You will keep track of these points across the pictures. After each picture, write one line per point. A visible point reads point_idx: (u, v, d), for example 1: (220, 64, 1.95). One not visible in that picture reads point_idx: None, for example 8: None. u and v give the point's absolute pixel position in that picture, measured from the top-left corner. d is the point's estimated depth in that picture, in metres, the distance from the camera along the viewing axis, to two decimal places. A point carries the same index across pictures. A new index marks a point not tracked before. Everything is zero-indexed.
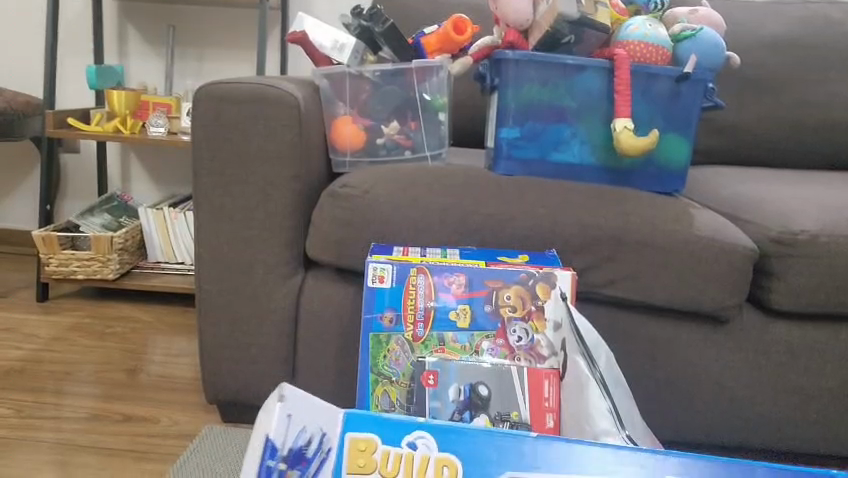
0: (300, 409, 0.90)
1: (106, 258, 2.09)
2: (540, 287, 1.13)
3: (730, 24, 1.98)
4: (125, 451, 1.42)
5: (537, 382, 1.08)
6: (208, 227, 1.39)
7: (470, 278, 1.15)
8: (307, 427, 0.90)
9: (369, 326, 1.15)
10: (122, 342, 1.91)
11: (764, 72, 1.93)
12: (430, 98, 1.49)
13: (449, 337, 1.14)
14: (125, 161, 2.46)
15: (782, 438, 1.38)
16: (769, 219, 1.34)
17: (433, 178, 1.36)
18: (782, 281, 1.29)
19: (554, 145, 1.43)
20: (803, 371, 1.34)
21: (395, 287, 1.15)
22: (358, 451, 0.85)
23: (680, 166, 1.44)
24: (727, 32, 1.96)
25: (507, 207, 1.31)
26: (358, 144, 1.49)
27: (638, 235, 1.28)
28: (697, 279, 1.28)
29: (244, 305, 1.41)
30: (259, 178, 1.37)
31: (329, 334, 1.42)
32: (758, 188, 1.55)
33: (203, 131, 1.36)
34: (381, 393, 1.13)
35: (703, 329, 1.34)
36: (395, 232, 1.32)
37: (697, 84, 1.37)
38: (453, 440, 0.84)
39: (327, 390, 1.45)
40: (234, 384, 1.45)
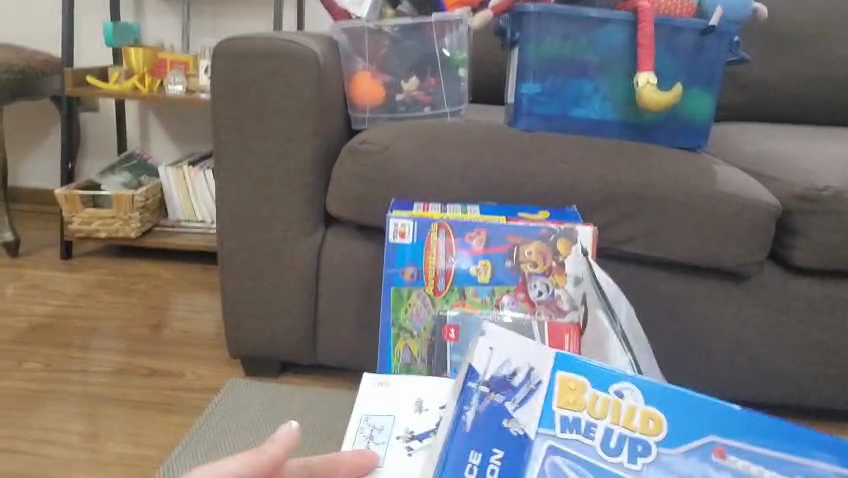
0: (499, 343, 0.91)
1: (127, 217, 2.11)
2: (562, 243, 1.14)
3: None
4: (152, 404, 1.45)
5: (558, 337, 1.07)
6: (229, 183, 1.40)
7: (490, 233, 1.15)
8: (513, 360, 0.89)
9: (391, 281, 1.16)
10: (145, 298, 1.95)
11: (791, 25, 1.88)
12: (450, 53, 1.48)
13: (470, 292, 1.15)
14: (145, 119, 2.46)
15: (802, 395, 1.38)
16: (794, 175, 1.33)
17: (454, 134, 1.36)
18: (806, 237, 1.28)
19: (575, 101, 1.40)
20: (825, 328, 1.34)
21: (416, 243, 1.16)
22: (565, 389, 0.84)
23: (703, 122, 1.42)
24: None
25: (527, 163, 1.30)
26: (376, 99, 1.48)
27: (660, 192, 1.27)
28: (718, 236, 1.28)
29: (266, 261, 1.43)
30: (279, 135, 1.37)
31: (350, 290, 1.43)
32: (784, 144, 1.52)
33: (223, 88, 1.36)
34: (403, 347, 1.15)
35: (724, 286, 1.34)
36: (415, 189, 1.32)
37: (722, 38, 1.35)
38: (666, 397, 0.82)
39: (348, 346, 1.47)
40: (256, 339, 1.47)
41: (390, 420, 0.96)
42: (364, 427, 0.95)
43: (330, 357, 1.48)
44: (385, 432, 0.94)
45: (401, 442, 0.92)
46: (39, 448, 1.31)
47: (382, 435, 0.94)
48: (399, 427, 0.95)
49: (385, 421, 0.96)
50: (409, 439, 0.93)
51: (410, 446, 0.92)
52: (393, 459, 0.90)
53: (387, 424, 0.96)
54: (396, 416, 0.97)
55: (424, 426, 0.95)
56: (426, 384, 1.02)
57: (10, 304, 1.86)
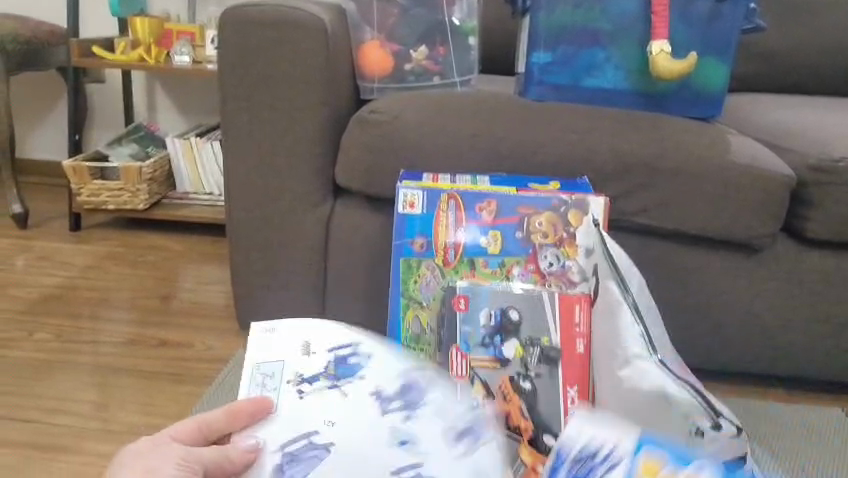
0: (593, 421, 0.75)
1: (135, 189, 2.11)
2: (573, 214, 1.13)
3: None
4: (162, 374, 1.46)
5: (568, 309, 1.08)
6: (237, 154, 1.39)
7: (500, 203, 1.14)
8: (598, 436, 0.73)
9: (400, 251, 1.15)
10: (154, 270, 1.95)
11: None
12: (459, 22, 1.48)
13: (480, 263, 1.14)
14: (152, 91, 2.44)
15: (814, 367, 1.37)
16: (810, 146, 1.31)
17: (461, 104, 1.34)
18: (820, 209, 1.26)
19: (587, 69, 1.38)
20: (838, 301, 1.32)
21: (426, 214, 1.15)
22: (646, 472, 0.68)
23: (717, 90, 1.39)
24: None
25: (538, 133, 1.29)
26: (385, 69, 1.46)
27: (671, 163, 1.25)
28: (731, 208, 1.26)
29: (274, 232, 1.42)
30: (287, 105, 1.36)
31: (358, 262, 1.43)
32: (799, 115, 1.50)
33: (230, 56, 1.34)
34: (412, 318, 1.15)
35: (736, 258, 1.32)
36: (424, 160, 1.31)
37: (739, 5, 1.32)
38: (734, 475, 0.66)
39: (357, 317, 1.46)
40: (265, 311, 1.47)
41: (280, 367, 0.90)
42: (255, 376, 0.89)
43: None
44: (275, 378, 0.88)
45: (292, 386, 0.86)
46: (51, 417, 1.32)
47: (273, 381, 0.88)
48: (291, 370, 0.88)
49: (276, 368, 0.89)
50: (300, 383, 0.86)
51: (301, 390, 0.85)
52: (286, 404, 0.83)
53: (278, 370, 0.89)
54: (287, 361, 0.90)
55: (317, 369, 0.87)
56: (317, 324, 0.94)
57: (20, 276, 1.87)
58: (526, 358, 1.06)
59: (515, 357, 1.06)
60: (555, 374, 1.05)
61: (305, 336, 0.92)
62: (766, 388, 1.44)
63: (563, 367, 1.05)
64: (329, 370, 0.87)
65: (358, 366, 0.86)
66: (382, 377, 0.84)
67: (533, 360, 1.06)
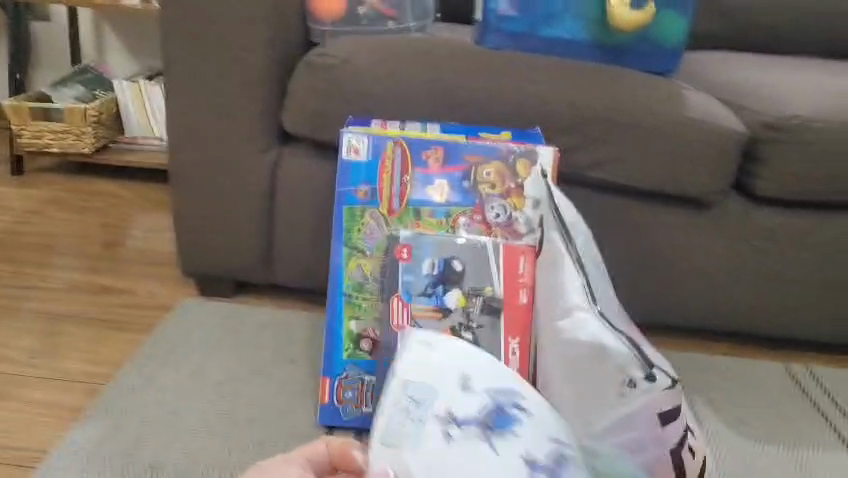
0: None
1: (81, 131, 2.03)
2: (521, 164, 1.11)
3: None
4: (103, 322, 1.42)
5: (513, 260, 1.07)
6: (181, 95, 1.34)
7: (449, 151, 1.11)
8: None
9: (343, 199, 1.12)
10: (101, 216, 1.88)
11: None
12: None
13: (426, 212, 1.11)
14: (99, 32, 2.31)
15: (757, 324, 1.39)
16: (761, 104, 1.30)
17: (416, 49, 1.30)
18: (768, 167, 1.27)
19: (545, 18, 1.34)
20: (782, 259, 1.33)
21: (370, 160, 1.12)
22: None
23: (675, 44, 1.35)
24: None
25: (492, 80, 1.25)
26: (335, 13, 1.39)
27: (627, 116, 1.23)
28: (683, 164, 1.25)
29: (220, 177, 1.38)
30: (234, 45, 1.30)
31: (307, 210, 1.38)
32: (755, 73, 1.49)
33: None
34: (354, 267, 1.12)
35: (686, 215, 1.32)
36: (375, 105, 1.27)
37: None
38: None
39: (305, 266, 1.43)
40: (210, 258, 1.43)
41: (432, 395, 0.80)
42: (401, 396, 0.80)
43: (286, 278, 1.45)
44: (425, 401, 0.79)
45: (441, 424, 0.77)
46: None
47: (420, 409, 0.78)
48: (442, 404, 0.79)
49: (427, 394, 0.80)
50: (453, 424, 0.77)
51: (452, 435, 0.76)
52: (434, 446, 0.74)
53: (428, 399, 0.79)
54: (439, 391, 0.80)
55: (477, 413, 0.79)
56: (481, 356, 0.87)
57: None
58: (469, 308, 1.05)
59: (458, 307, 1.05)
60: (498, 325, 1.05)
61: (466, 366, 0.85)
62: (713, 343, 1.45)
63: (506, 317, 1.06)
64: (487, 416, 0.79)
65: (517, 421, 0.80)
66: (538, 445, 0.79)
67: (476, 310, 1.05)
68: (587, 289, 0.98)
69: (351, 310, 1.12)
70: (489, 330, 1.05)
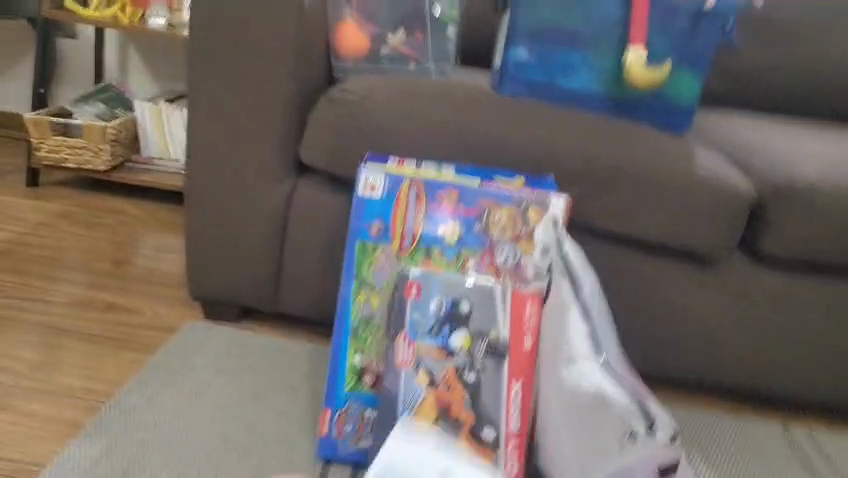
0: None
1: (98, 148, 2.06)
2: (534, 211, 1.13)
3: None
4: (106, 339, 1.43)
5: (519, 304, 1.07)
6: (203, 122, 1.38)
7: (463, 193, 1.14)
8: None
9: (357, 234, 1.15)
10: (111, 233, 1.90)
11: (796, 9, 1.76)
12: (439, 13, 1.52)
13: (436, 251, 1.13)
14: (124, 53, 2.35)
15: (755, 384, 1.39)
16: (768, 167, 1.33)
17: (434, 92, 1.33)
18: (773, 227, 1.29)
19: (562, 70, 1.37)
20: (783, 321, 1.35)
21: (386, 197, 1.14)
22: None
23: (689, 103, 1.38)
24: None
25: (507, 128, 1.28)
26: (362, 50, 1.44)
27: (638, 170, 1.26)
28: (689, 220, 1.27)
29: (234, 202, 1.40)
30: (258, 76, 1.33)
31: (316, 242, 1.40)
32: (763, 135, 1.52)
33: (202, 22, 1.33)
34: (363, 300, 1.14)
35: (690, 270, 1.34)
36: (391, 142, 1.30)
37: (717, 21, 1.33)
38: None
39: (310, 297, 1.44)
40: (218, 281, 1.45)
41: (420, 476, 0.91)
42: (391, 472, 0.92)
43: (291, 308, 1.46)
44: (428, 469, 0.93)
45: None
46: None
47: None
48: None
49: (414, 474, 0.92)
50: None
51: None
52: None
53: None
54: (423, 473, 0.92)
55: None
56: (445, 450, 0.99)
57: None
58: (473, 351, 1.07)
59: (462, 349, 1.07)
60: (501, 368, 1.06)
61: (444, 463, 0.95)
62: (711, 400, 1.45)
63: (510, 361, 1.06)
64: None
65: None
66: None
67: (479, 352, 1.06)
68: (592, 341, 1.00)
69: (357, 344, 1.14)
70: (491, 373, 1.06)
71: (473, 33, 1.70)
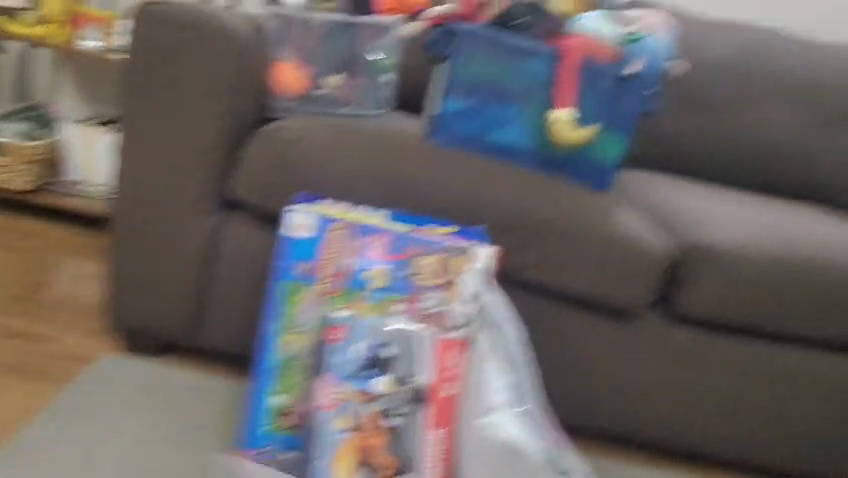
0: None
1: (17, 169, 2.00)
2: (460, 259, 1.14)
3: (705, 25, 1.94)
4: (13, 366, 1.37)
5: (444, 352, 1.07)
6: (134, 150, 1.36)
7: (391, 239, 1.15)
8: None
9: (282, 273, 1.15)
10: (28, 256, 1.84)
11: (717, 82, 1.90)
12: (380, 58, 1.50)
13: (363, 295, 1.13)
14: (55, 73, 2.27)
15: (667, 436, 1.44)
16: (685, 229, 1.41)
17: (370, 136, 1.35)
18: (690, 285, 1.36)
19: (494, 124, 1.41)
20: (695, 375, 1.40)
21: (313, 238, 1.15)
22: None
23: (613, 164, 1.43)
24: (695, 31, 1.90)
25: (439, 177, 1.32)
26: (298, 91, 1.45)
27: (561, 224, 1.31)
28: (608, 274, 1.32)
29: (160, 234, 1.38)
30: (194, 109, 1.33)
31: (243, 278, 1.39)
32: (682, 197, 1.61)
33: (141, 52, 1.33)
34: (287, 341, 1.14)
35: (608, 323, 1.38)
36: (325, 184, 1.31)
37: (638, 89, 1.40)
38: None
39: (233, 334, 1.42)
40: (138, 314, 1.42)
41: None
42: None
43: (213, 343, 1.43)
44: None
45: None
46: None
47: None
48: None
49: None
50: None
51: None
52: None
53: None
54: None
55: None
56: None
57: None
58: (395, 395, 1.07)
59: (384, 392, 1.07)
60: (422, 413, 1.07)
61: None
62: (626, 450, 1.48)
63: (432, 407, 1.07)
64: None
65: None
66: None
67: (401, 397, 1.07)
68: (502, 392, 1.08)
69: (281, 384, 1.14)
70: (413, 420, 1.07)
71: (411, 83, 1.74)
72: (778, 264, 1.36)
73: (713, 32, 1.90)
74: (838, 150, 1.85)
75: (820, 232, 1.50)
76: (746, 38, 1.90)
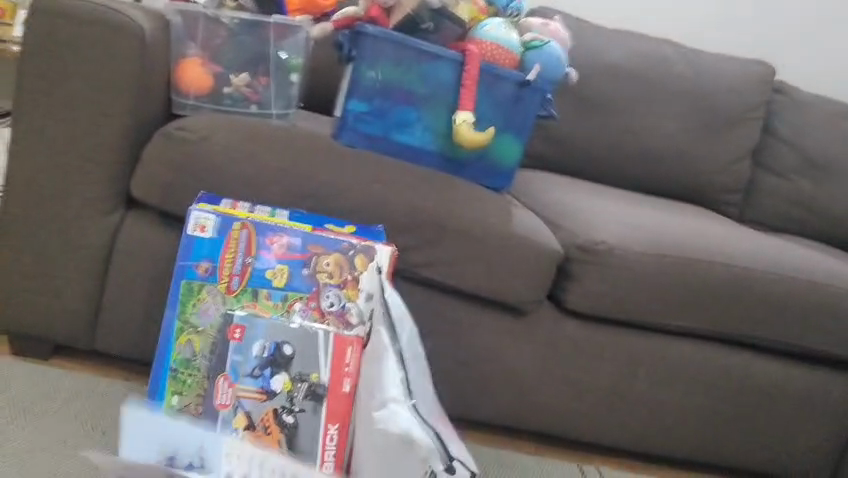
0: None
1: None
2: (359, 258, 1.16)
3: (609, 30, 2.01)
4: None
5: (340, 350, 1.10)
6: (27, 146, 1.32)
7: (293, 240, 1.16)
8: None
9: (182, 273, 1.14)
10: None
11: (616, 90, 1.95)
12: (286, 57, 1.48)
13: (263, 295, 1.15)
14: None
15: (559, 426, 1.51)
16: (578, 228, 1.48)
17: (273, 136, 1.36)
18: (580, 283, 1.43)
19: (398, 126, 1.45)
20: (585, 368, 1.47)
21: (216, 238, 1.14)
22: None
23: (510, 165, 1.53)
24: (598, 37, 1.98)
25: (343, 176, 1.34)
26: (202, 88, 1.44)
27: (464, 222, 1.35)
28: (507, 273, 1.38)
29: (53, 234, 1.34)
30: (91, 107, 1.30)
31: (141, 278, 1.37)
32: (577, 197, 1.69)
33: (36, 45, 1.28)
34: (185, 342, 1.13)
35: (507, 320, 1.44)
36: (227, 183, 1.31)
37: (536, 93, 1.46)
38: None
39: (130, 335, 1.40)
40: (30, 317, 1.37)
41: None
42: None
43: (109, 345, 1.41)
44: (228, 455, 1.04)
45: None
46: None
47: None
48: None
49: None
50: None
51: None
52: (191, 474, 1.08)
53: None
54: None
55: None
56: None
57: None
58: (293, 392, 1.09)
59: (283, 390, 1.09)
60: (319, 411, 1.09)
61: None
62: (520, 440, 1.55)
63: (328, 404, 1.10)
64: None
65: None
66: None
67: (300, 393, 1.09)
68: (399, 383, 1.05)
69: (175, 386, 1.12)
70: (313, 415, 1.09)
71: (315, 80, 1.75)
72: (662, 263, 1.44)
73: (610, 40, 1.99)
74: (717, 155, 1.99)
75: (699, 230, 1.61)
76: (639, 46, 2.00)
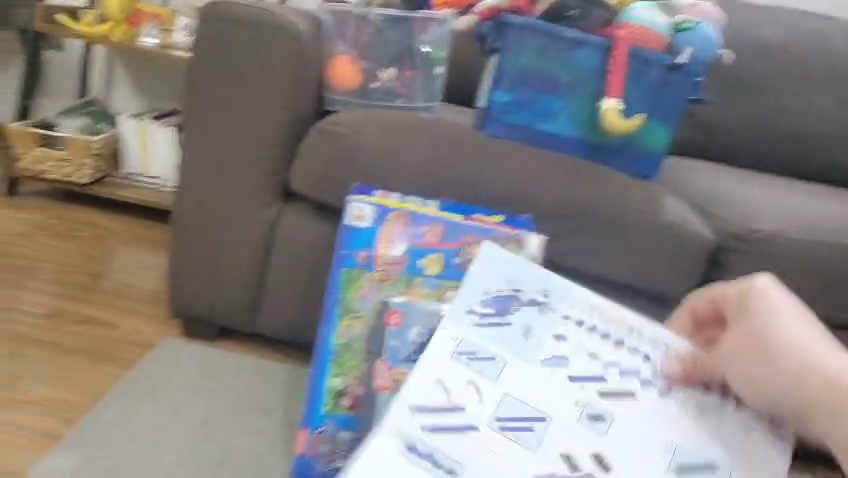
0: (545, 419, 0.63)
1: (80, 163, 1.99)
2: (511, 247, 1.18)
3: (757, 9, 1.91)
4: (85, 352, 1.43)
5: None
6: (200, 144, 1.42)
7: (445, 228, 1.20)
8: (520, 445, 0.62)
9: (342, 262, 1.19)
10: (86, 246, 1.85)
11: (768, 70, 1.85)
12: (430, 50, 1.52)
13: (417, 282, 1.18)
14: (111, 68, 2.32)
15: None
16: (732, 215, 1.42)
17: (421, 127, 1.39)
18: (733, 273, 1.38)
19: (542, 115, 1.45)
20: None
21: (372, 228, 1.20)
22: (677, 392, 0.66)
23: (658, 152, 1.48)
24: (746, 17, 1.89)
25: (489, 166, 1.35)
26: (352, 83, 1.50)
27: (613, 210, 1.34)
28: (658, 261, 1.35)
29: (222, 225, 1.44)
30: (253, 105, 1.39)
31: (299, 266, 1.45)
32: (726, 183, 1.62)
33: (204, 51, 1.38)
34: (346, 326, 1.17)
35: (656, 310, 1.41)
36: (378, 174, 1.35)
37: (687, 78, 1.40)
38: None
39: (289, 319, 1.48)
40: (201, 302, 1.48)
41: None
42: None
43: (270, 328, 1.50)
44: (538, 437, 0.61)
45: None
46: None
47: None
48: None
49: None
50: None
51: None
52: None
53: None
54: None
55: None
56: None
57: None
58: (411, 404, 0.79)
59: None
60: None
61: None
62: None
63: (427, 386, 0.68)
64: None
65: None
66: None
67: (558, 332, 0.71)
68: (535, 300, 0.74)
69: (337, 367, 1.16)
70: (495, 379, 0.65)
71: (455, 72, 1.78)
72: (825, 252, 1.36)
73: (759, 18, 1.89)
74: None
75: None
76: (791, 23, 1.89)
